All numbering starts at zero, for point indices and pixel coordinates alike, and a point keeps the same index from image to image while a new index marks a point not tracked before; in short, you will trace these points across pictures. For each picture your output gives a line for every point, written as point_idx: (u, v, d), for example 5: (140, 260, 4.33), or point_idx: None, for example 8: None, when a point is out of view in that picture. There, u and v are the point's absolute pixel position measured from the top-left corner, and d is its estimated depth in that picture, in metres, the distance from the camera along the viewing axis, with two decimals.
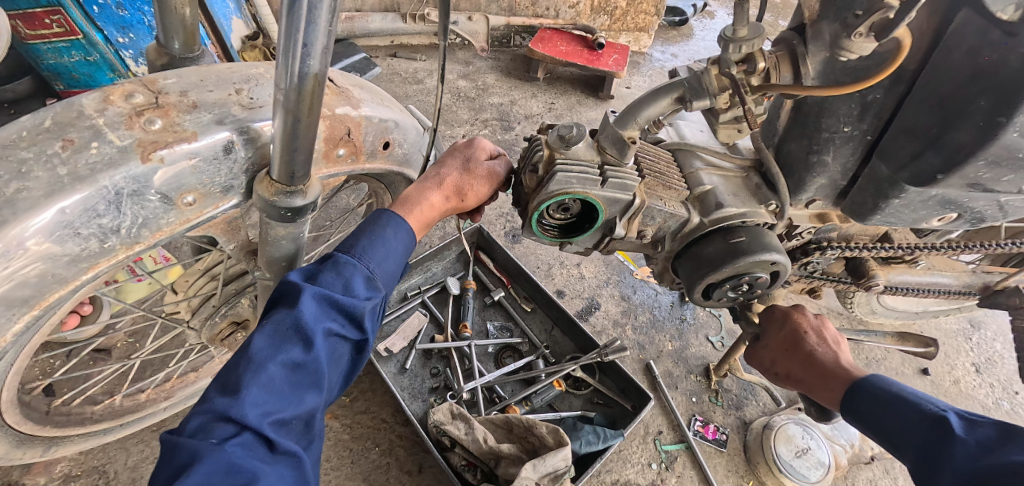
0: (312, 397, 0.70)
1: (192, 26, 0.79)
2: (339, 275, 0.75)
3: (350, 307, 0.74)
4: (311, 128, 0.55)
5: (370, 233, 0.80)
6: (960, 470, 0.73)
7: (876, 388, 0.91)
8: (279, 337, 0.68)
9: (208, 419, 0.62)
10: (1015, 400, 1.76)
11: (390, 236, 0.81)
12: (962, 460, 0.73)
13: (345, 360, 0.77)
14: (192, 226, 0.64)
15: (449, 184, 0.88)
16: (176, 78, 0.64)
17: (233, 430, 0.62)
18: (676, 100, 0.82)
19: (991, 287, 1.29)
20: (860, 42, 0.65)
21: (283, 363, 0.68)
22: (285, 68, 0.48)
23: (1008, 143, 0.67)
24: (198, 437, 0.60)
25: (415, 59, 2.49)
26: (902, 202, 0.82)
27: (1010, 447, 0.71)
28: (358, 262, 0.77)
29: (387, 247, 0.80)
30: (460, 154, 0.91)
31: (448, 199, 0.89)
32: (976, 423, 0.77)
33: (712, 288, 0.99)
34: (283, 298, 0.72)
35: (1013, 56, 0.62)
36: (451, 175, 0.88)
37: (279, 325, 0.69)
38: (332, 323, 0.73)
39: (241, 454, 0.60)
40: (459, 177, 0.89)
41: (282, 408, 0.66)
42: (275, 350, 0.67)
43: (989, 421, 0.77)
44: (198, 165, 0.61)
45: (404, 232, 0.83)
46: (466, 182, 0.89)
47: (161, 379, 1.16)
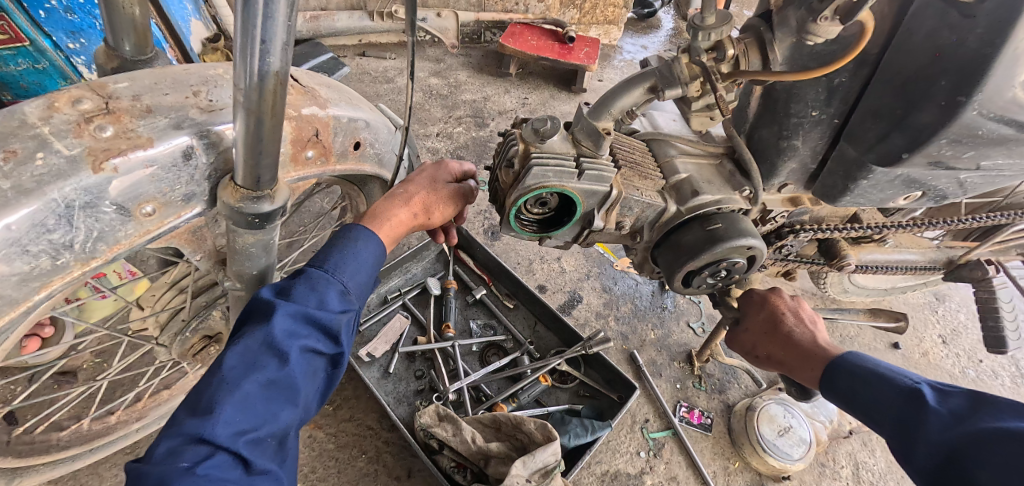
0: (288, 413, 0.69)
1: (144, 26, 0.73)
2: (312, 289, 0.73)
3: (325, 321, 0.72)
4: (275, 129, 0.52)
5: (338, 246, 0.78)
6: (935, 440, 0.74)
7: (852, 365, 0.92)
8: (253, 355, 0.66)
9: (179, 442, 0.60)
10: (979, 367, 1.89)
11: (363, 248, 0.79)
12: (936, 430, 0.74)
13: (322, 372, 0.75)
14: (153, 237, 0.59)
15: (417, 202, 0.87)
16: (129, 82, 0.58)
17: (205, 451, 0.60)
18: (649, 90, 0.82)
19: (955, 261, 1.32)
20: (826, 26, 0.64)
21: (259, 381, 0.66)
22: (243, 67, 0.45)
23: (969, 122, 0.69)
24: (166, 462, 0.58)
25: (384, 57, 2.48)
26: (870, 183, 0.84)
27: (985, 412, 0.72)
28: (333, 276, 0.76)
29: (359, 260, 0.79)
30: (428, 174, 0.90)
31: (415, 215, 0.87)
32: (948, 391, 0.79)
33: (691, 276, 0.99)
34: (254, 315, 0.70)
35: (971, 37, 0.64)
36: (420, 193, 0.88)
37: (252, 342, 0.67)
38: (307, 339, 0.71)
39: (215, 475, 0.59)
40: (428, 196, 0.88)
41: (256, 426, 0.65)
42: (248, 368, 0.66)
43: (960, 390, 0.79)
44: (156, 173, 0.56)
45: (375, 244, 0.81)
46: (433, 202, 0.89)
47: (132, 399, 1.12)
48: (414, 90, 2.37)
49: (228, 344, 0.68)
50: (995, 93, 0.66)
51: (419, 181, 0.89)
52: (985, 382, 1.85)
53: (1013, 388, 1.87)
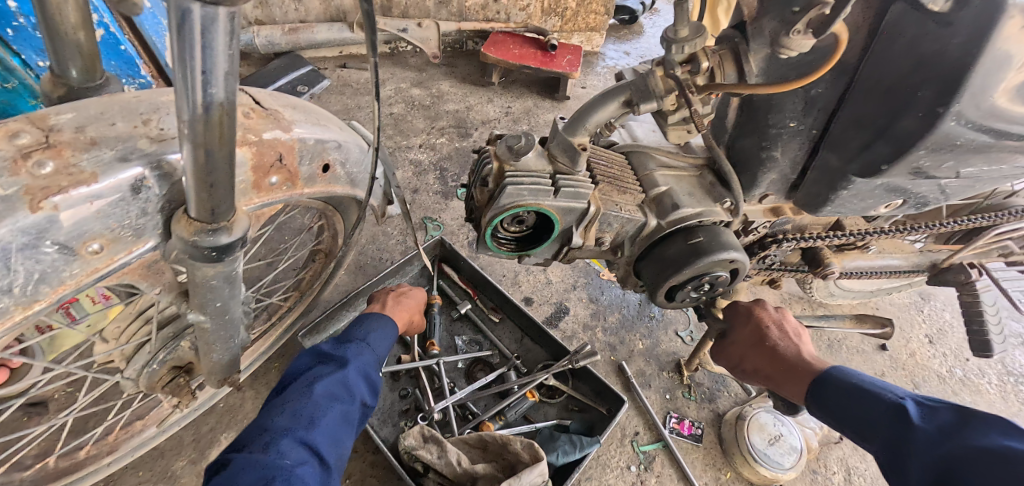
0: (347, 440, 0.96)
1: (92, 50, 0.64)
2: (362, 354, 1.06)
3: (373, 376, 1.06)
4: (227, 159, 0.49)
5: (371, 326, 1.14)
6: (926, 459, 0.72)
7: (839, 379, 0.91)
8: (334, 392, 0.96)
9: (287, 447, 0.85)
10: (965, 367, 1.92)
11: (388, 326, 1.17)
12: (926, 448, 0.73)
13: (359, 419, 1.02)
14: (102, 275, 0.56)
15: (411, 309, 1.30)
16: (73, 113, 0.55)
17: (303, 457, 0.85)
18: (624, 104, 0.80)
19: (939, 265, 1.33)
20: (799, 39, 0.63)
21: (336, 412, 0.94)
22: (185, 97, 0.42)
23: (948, 132, 0.68)
24: (281, 459, 0.82)
25: (366, 68, 2.46)
26: (850, 193, 0.83)
27: (973, 430, 0.71)
28: (372, 347, 1.10)
29: (385, 336, 1.15)
30: (417, 296, 1.35)
31: (409, 313, 1.29)
32: (934, 406, 0.78)
33: (674, 290, 0.97)
34: (328, 366, 1.01)
35: (948, 47, 0.62)
36: (412, 304, 1.31)
37: (333, 383, 0.97)
38: (362, 388, 1.02)
39: (311, 472, 0.84)
40: (415, 307, 1.33)
41: (332, 444, 0.92)
42: (330, 401, 0.94)
43: (945, 405, 0.78)
44: (103, 209, 0.53)
45: (388, 328, 1.18)
46: (415, 313, 1.33)
47: (102, 432, 1.07)
48: (396, 101, 2.35)
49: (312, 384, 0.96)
50: (973, 102, 0.64)
51: (412, 296, 1.33)
52: (971, 382, 1.89)
53: (999, 386, 1.90)
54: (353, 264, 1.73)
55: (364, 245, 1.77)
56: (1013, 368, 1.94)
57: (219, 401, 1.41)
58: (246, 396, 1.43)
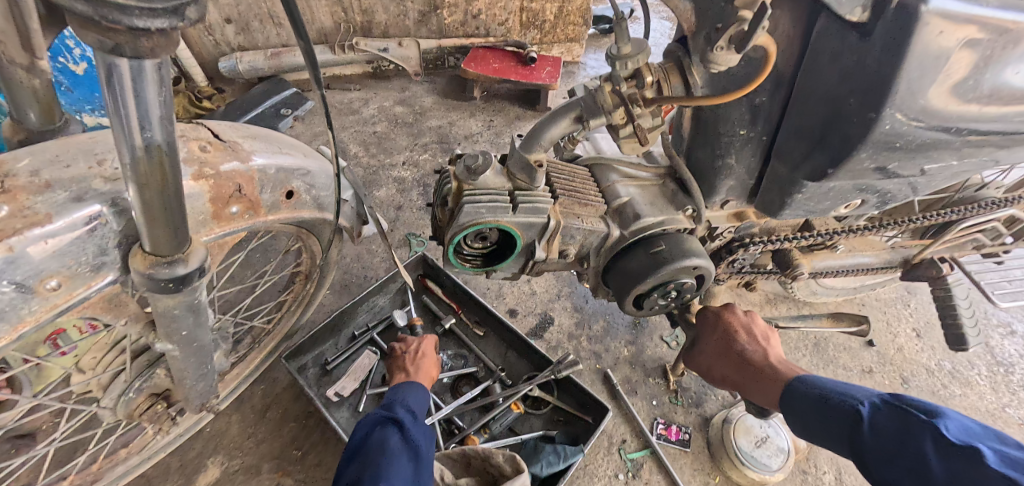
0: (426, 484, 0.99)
1: (48, 96, 0.66)
2: (412, 406, 1.13)
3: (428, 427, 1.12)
4: (175, 195, 0.52)
5: (410, 384, 1.21)
6: (883, 477, 0.76)
7: (799, 384, 0.94)
8: (403, 440, 1.02)
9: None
10: (954, 359, 1.94)
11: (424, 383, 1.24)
12: (882, 467, 0.76)
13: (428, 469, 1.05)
14: (62, 311, 0.58)
15: (430, 367, 1.33)
16: (29, 158, 0.57)
17: None
18: (576, 120, 0.82)
19: (910, 261, 1.34)
20: (723, 55, 0.65)
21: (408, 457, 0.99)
22: (123, 141, 0.44)
23: (885, 134, 0.68)
24: None
25: (349, 89, 2.52)
26: (805, 196, 0.84)
27: (912, 444, 0.73)
28: (416, 400, 1.17)
29: (424, 392, 1.21)
30: (426, 345, 1.38)
31: (431, 373, 1.32)
32: (885, 413, 0.80)
33: (643, 299, 0.99)
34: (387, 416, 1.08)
35: (871, 55, 0.62)
36: (427, 360, 1.34)
37: (398, 430, 1.04)
38: (425, 437, 1.07)
39: None
40: (431, 361, 1.35)
41: None
42: (402, 447, 1.00)
43: (898, 407, 0.80)
44: (59, 247, 0.55)
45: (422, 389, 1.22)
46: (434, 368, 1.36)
47: (85, 462, 1.08)
48: (380, 120, 2.38)
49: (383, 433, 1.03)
50: (905, 106, 0.64)
51: (423, 351, 1.36)
52: (960, 374, 1.90)
53: (989, 377, 1.91)
54: (338, 283, 1.74)
55: (348, 264, 1.79)
56: (1002, 358, 1.95)
57: (207, 426, 1.43)
58: (232, 420, 1.45)
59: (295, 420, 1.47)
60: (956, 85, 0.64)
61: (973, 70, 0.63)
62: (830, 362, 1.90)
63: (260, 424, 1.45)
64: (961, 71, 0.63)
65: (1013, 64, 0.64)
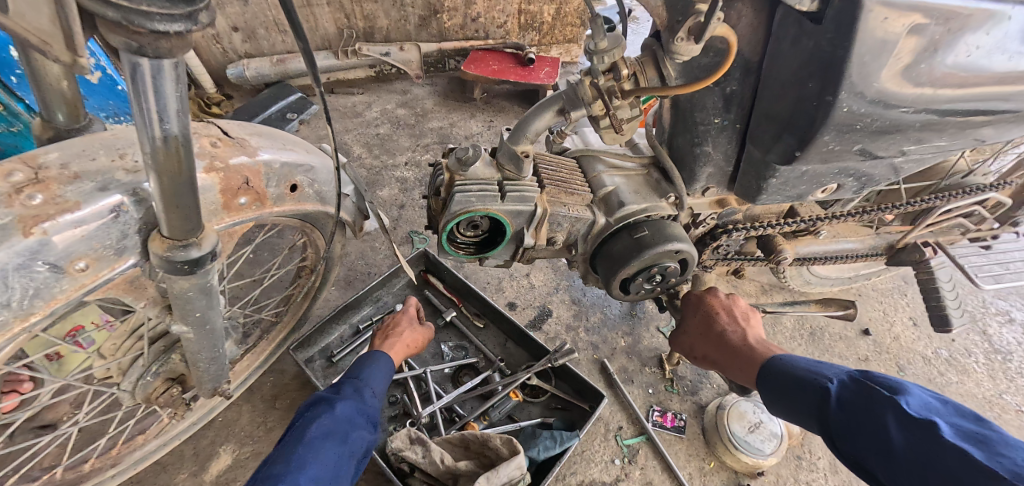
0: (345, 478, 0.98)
1: (74, 96, 0.73)
2: (355, 390, 1.12)
3: (369, 413, 1.11)
4: (189, 182, 0.57)
5: (366, 363, 1.21)
6: (848, 449, 0.84)
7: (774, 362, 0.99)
8: (328, 431, 1.00)
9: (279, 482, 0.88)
10: (951, 347, 1.97)
11: (381, 362, 1.23)
12: (847, 440, 0.84)
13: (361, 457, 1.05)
14: (89, 290, 0.64)
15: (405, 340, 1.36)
16: (58, 152, 0.63)
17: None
18: (558, 113, 0.88)
19: (894, 247, 1.39)
20: (684, 45, 0.71)
21: (331, 449, 0.98)
22: (144, 132, 0.50)
23: (843, 116, 0.73)
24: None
25: (352, 93, 2.59)
26: (780, 181, 0.88)
27: (875, 419, 0.81)
28: (366, 381, 1.16)
29: (381, 370, 1.21)
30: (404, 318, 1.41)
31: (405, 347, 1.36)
32: (851, 390, 0.87)
33: (629, 282, 1.04)
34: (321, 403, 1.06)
35: (824, 42, 0.67)
36: (403, 335, 1.37)
37: (328, 419, 1.02)
38: (360, 425, 1.06)
39: None
40: (409, 336, 1.38)
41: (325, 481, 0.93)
42: (325, 438, 0.99)
43: (862, 383, 0.87)
44: (87, 232, 0.62)
45: (384, 362, 1.24)
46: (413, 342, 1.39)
47: (105, 446, 1.14)
48: (382, 122, 2.45)
49: (309, 422, 1.02)
50: (859, 89, 0.69)
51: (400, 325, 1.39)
52: (956, 362, 1.93)
53: (986, 365, 1.94)
54: (343, 279, 1.81)
55: (353, 260, 1.85)
56: (999, 346, 1.98)
57: (218, 416, 1.49)
58: (243, 410, 1.51)
59: None
60: (905, 69, 0.69)
61: (919, 55, 0.68)
62: (826, 350, 1.93)
63: (269, 413, 1.51)
64: (909, 55, 0.68)
65: (959, 49, 0.68)
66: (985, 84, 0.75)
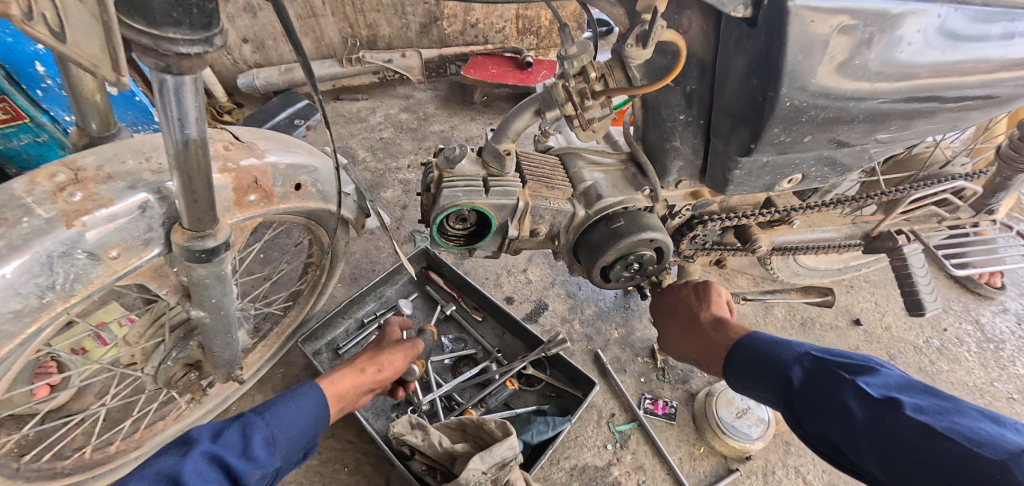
0: None
1: (107, 108, 0.83)
2: (242, 436, 0.92)
3: (240, 473, 0.88)
4: (206, 180, 0.66)
5: (288, 398, 1.05)
6: (812, 425, 0.91)
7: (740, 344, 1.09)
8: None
9: None
10: (942, 336, 2.01)
11: (305, 401, 1.06)
12: (812, 418, 0.91)
13: None
14: (121, 275, 0.74)
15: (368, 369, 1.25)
16: (94, 156, 0.73)
17: None
18: (536, 114, 0.96)
19: (870, 235, 1.45)
20: (634, 50, 0.79)
21: None
22: (168, 137, 0.59)
23: (788, 109, 0.81)
24: None
25: (358, 99, 2.69)
26: (743, 171, 0.96)
27: (836, 398, 0.88)
28: (269, 424, 0.98)
29: (300, 411, 1.04)
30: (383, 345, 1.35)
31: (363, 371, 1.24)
32: (814, 371, 0.95)
33: (608, 270, 1.12)
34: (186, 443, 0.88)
35: (761, 43, 0.75)
36: (373, 362, 1.27)
37: (176, 466, 0.82)
38: None
39: None
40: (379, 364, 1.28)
41: None
42: None
43: (824, 364, 0.95)
44: (120, 225, 0.71)
45: (313, 395, 1.09)
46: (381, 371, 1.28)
47: (129, 430, 1.23)
48: (386, 127, 2.54)
49: (152, 464, 0.83)
50: (799, 85, 0.77)
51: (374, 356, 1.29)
52: (947, 351, 1.97)
53: (978, 353, 1.97)
54: (348, 276, 1.90)
55: (358, 258, 1.95)
56: (991, 335, 2.02)
57: (232, 405, 1.59)
58: (255, 399, 1.61)
59: None
60: (840, 65, 0.77)
61: (851, 52, 0.76)
62: (817, 340, 1.98)
63: None
64: (843, 52, 0.76)
65: (890, 45, 0.76)
66: (921, 77, 0.83)
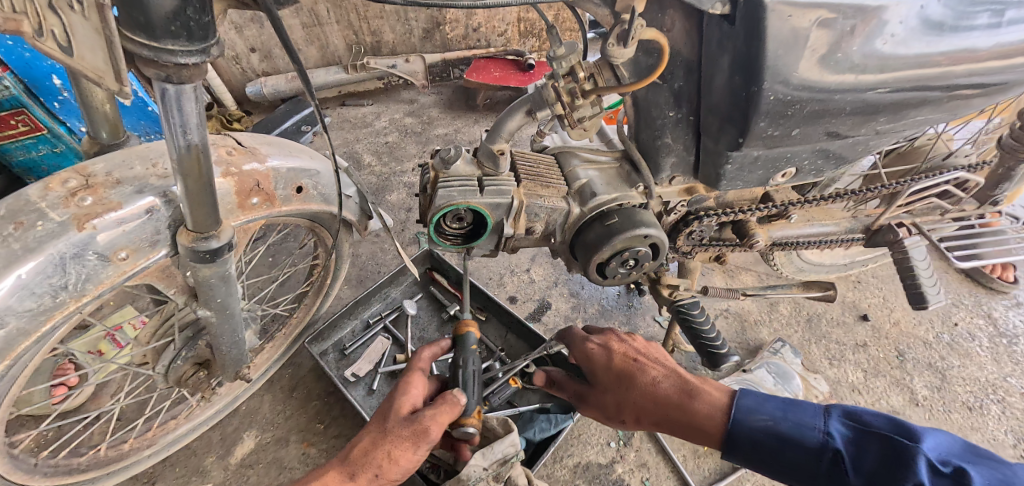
0: None
1: (116, 117, 0.87)
2: None
3: None
4: (207, 184, 0.70)
5: None
6: None
7: (738, 407, 0.99)
8: None
9: None
10: (953, 331, 1.99)
11: None
12: None
13: None
14: (130, 276, 0.77)
15: (365, 468, 0.96)
16: (104, 163, 0.77)
17: None
18: (527, 114, 0.99)
19: (871, 228, 1.46)
20: (618, 49, 0.81)
21: None
22: (171, 143, 0.62)
23: (772, 104, 0.82)
24: None
25: (363, 104, 2.73)
26: (735, 167, 0.97)
27: (896, 473, 0.79)
28: None
29: None
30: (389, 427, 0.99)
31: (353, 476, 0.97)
32: (850, 444, 0.87)
33: (604, 267, 1.14)
34: None
35: (741, 39, 0.76)
36: (374, 455, 0.97)
37: None
38: None
39: None
40: (384, 458, 0.97)
41: None
42: None
43: (855, 434, 0.88)
44: (128, 227, 0.75)
45: None
46: (390, 464, 0.96)
47: (142, 429, 1.27)
48: (391, 131, 2.58)
49: None
50: (781, 80, 0.79)
51: (375, 445, 0.98)
52: (958, 346, 1.95)
53: (991, 349, 1.95)
54: (355, 278, 1.94)
55: (364, 261, 1.99)
56: (1004, 330, 2.00)
57: (242, 405, 1.63)
58: (264, 399, 1.65)
59: (318, 399, 1.66)
60: (820, 59, 0.78)
61: (831, 45, 0.77)
62: (823, 337, 1.97)
63: (287, 402, 1.65)
64: (823, 47, 0.77)
65: (871, 38, 0.78)
66: (906, 69, 0.84)
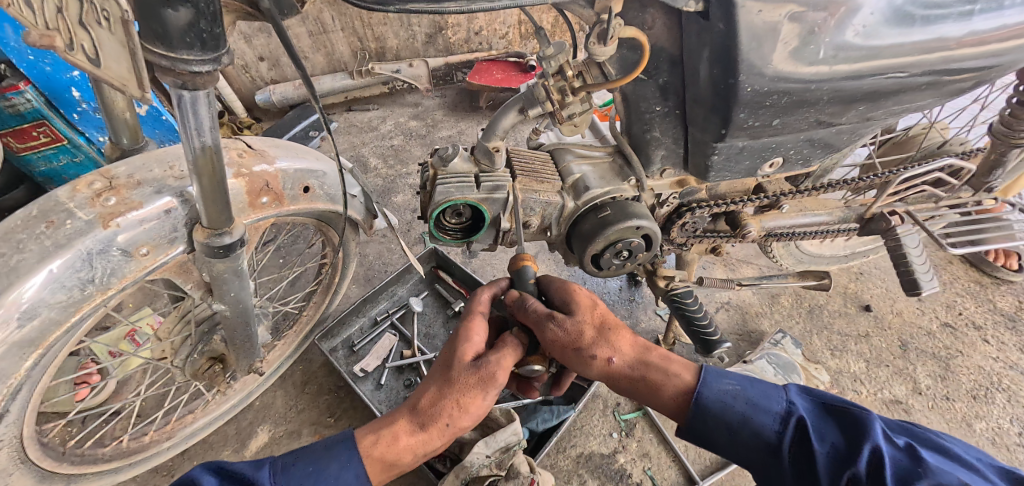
0: None
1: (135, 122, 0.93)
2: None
3: None
4: (220, 183, 0.75)
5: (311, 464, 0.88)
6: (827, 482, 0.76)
7: (709, 370, 0.96)
8: None
9: None
10: (956, 321, 2.00)
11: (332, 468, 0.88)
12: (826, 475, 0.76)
13: None
14: (150, 270, 0.83)
15: (437, 421, 0.91)
16: (125, 166, 0.83)
17: None
18: (520, 112, 1.03)
19: (865, 218, 1.48)
20: (600, 48, 0.86)
21: None
22: (187, 145, 0.68)
23: (750, 95, 0.86)
24: None
25: (369, 109, 2.80)
26: (722, 157, 1.01)
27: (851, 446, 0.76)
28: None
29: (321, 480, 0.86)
30: (453, 374, 0.92)
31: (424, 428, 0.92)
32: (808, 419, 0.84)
33: (599, 258, 1.18)
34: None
35: (717, 34, 0.80)
36: (442, 406, 0.91)
37: None
38: None
39: None
40: (452, 407, 0.91)
41: None
42: None
43: (812, 412, 0.85)
44: (149, 225, 0.81)
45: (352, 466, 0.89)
46: (461, 413, 0.91)
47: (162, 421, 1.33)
48: (396, 135, 2.65)
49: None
50: (756, 72, 0.83)
51: (443, 394, 0.91)
52: (961, 335, 1.96)
53: (995, 337, 1.95)
54: (362, 277, 2.00)
55: (371, 261, 2.04)
56: (1010, 318, 2.00)
57: (257, 400, 1.69)
58: (277, 395, 1.71)
59: (328, 394, 1.71)
60: (793, 52, 0.82)
61: (803, 38, 0.82)
62: (825, 328, 1.98)
63: (299, 397, 1.70)
64: (795, 40, 0.82)
65: (842, 30, 0.82)
66: (880, 58, 0.88)
